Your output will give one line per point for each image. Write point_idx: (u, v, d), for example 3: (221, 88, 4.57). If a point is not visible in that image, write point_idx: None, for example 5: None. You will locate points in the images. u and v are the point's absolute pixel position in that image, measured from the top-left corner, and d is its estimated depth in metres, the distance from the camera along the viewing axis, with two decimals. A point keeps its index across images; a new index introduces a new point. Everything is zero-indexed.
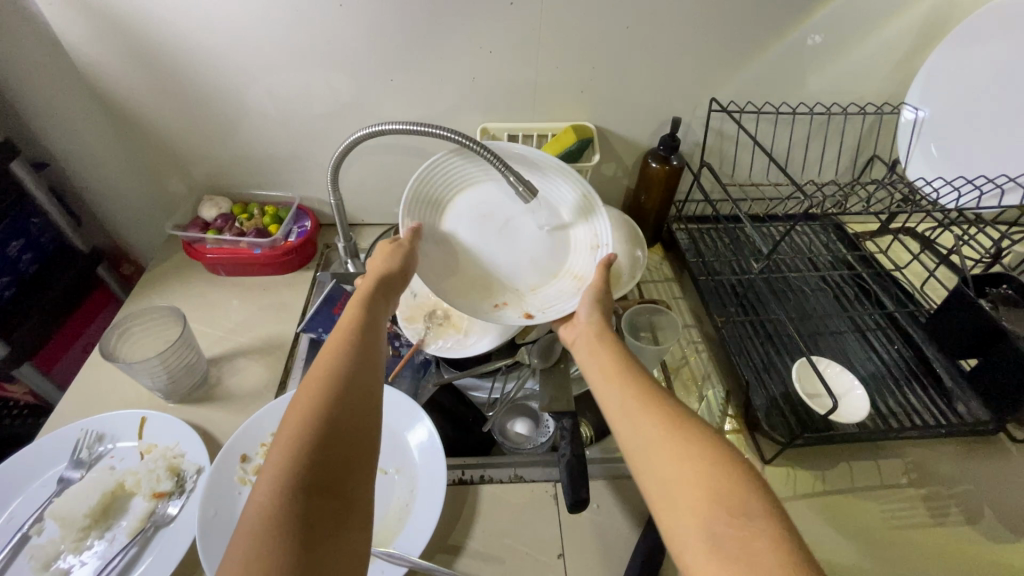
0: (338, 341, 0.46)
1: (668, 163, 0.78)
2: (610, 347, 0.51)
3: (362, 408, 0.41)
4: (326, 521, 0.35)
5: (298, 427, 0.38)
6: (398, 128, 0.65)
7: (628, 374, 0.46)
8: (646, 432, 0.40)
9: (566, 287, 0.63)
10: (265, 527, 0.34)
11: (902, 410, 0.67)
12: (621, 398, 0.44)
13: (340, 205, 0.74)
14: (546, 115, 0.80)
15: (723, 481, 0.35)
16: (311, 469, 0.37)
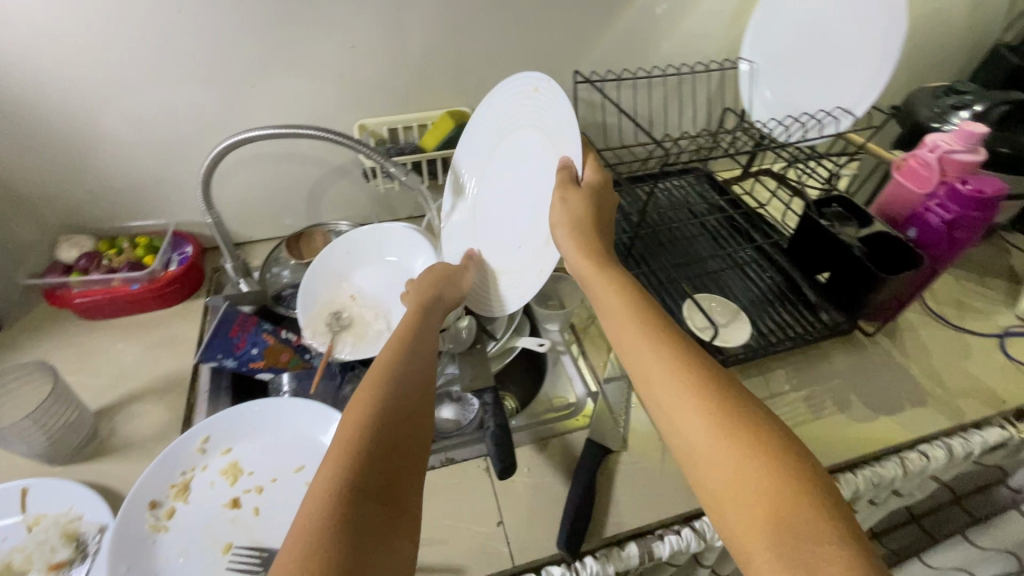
0: (379, 373, 0.49)
1: None
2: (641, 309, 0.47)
3: (408, 427, 0.45)
4: (379, 523, 0.38)
5: (350, 443, 0.41)
6: (264, 134, 0.63)
7: (670, 345, 0.43)
8: (694, 422, 0.39)
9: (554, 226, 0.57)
10: (315, 530, 0.36)
11: (778, 327, 0.75)
12: (667, 377, 0.41)
13: (219, 224, 0.70)
14: (422, 105, 0.80)
15: (776, 469, 0.35)
16: (364, 473, 0.40)
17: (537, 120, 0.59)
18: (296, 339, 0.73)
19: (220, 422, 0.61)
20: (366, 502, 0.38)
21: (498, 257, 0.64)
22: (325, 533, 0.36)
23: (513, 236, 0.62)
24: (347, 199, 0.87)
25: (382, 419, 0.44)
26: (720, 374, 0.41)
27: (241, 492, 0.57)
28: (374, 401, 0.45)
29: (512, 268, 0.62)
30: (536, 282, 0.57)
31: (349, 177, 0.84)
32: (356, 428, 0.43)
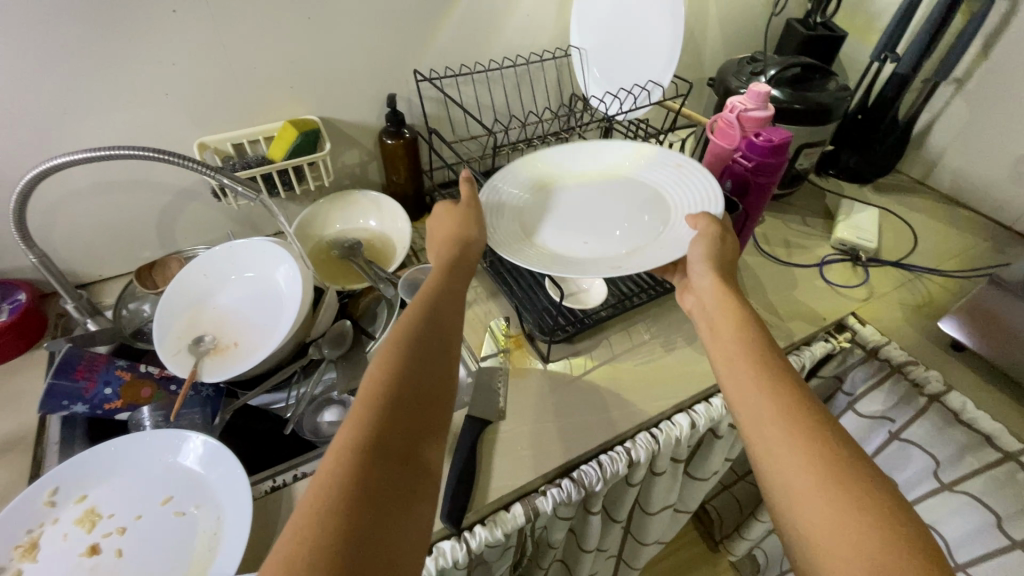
0: (398, 334, 0.50)
1: (400, 137, 0.84)
2: (743, 352, 0.50)
3: (433, 396, 0.47)
4: (403, 483, 0.41)
5: (380, 408, 0.43)
6: (76, 159, 0.59)
7: (769, 383, 0.47)
8: (791, 450, 0.42)
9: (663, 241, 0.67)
10: (343, 485, 0.38)
11: (635, 285, 0.82)
12: (771, 419, 0.44)
13: (45, 262, 0.66)
14: (265, 117, 0.79)
15: (867, 510, 0.38)
16: (388, 433, 0.42)
17: (665, 183, 0.76)
18: (158, 371, 0.68)
19: (69, 470, 0.57)
20: (387, 469, 0.41)
21: (561, 244, 0.70)
22: (351, 486, 0.38)
23: (570, 241, 0.71)
24: (202, 222, 0.83)
25: (408, 389, 0.46)
26: (828, 418, 0.44)
27: (101, 537, 0.54)
28: (401, 370, 0.46)
29: (575, 258, 0.68)
30: (610, 271, 0.64)
31: (201, 198, 0.81)
32: (383, 390, 0.45)
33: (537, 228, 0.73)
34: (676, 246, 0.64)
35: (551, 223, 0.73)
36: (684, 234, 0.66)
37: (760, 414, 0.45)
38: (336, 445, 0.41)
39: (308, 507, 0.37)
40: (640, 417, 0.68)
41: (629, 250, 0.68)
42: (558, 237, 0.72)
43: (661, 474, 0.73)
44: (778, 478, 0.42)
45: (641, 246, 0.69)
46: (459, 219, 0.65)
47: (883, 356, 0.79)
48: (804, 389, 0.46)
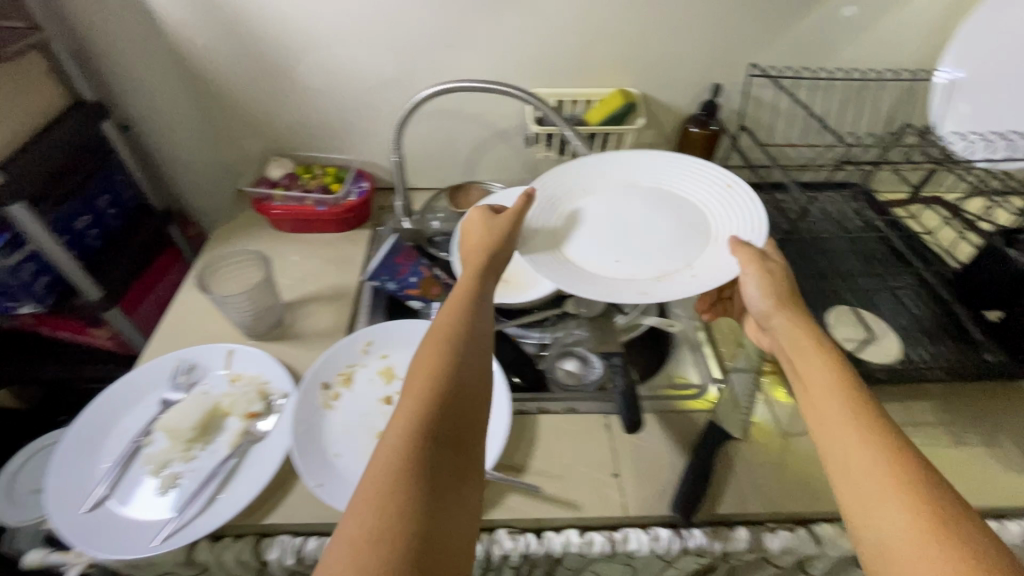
0: (437, 329, 0.46)
1: (707, 128, 0.83)
2: (834, 378, 0.42)
3: (475, 389, 0.43)
4: (448, 471, 0.37)
5: (435, 400, 0.40)
6: (468, 87, 0.70)
7: (886, 448, 0.37)
8: (933, 546, 0.32)
9: (696, 274, 0.59)
10: (391, 474, 0.35)
11: (933, 357, 0.70)
12: (872, 454, 0.37)
13: (400, 164, 0.78)
14: (593, 81, 0.83)
15: None
16: (437, 425, 0.39)
17: (707, 205, 0.65)
18: (445, 276, 0.79)
19: (382, 331, 0.70)
20: (438, 452, 0.37)
21: (586, 256, 0.62)
22: (410, 476, 0.35)
23: (596, 252, 0.62)
24: (501, 162, 0.93)
25: (450, 377, 0.42)
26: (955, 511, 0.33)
27: (394, 392, 0.65)
28: (454, 364, 0.42)
29: (602, 277, 0.60)
30: (635, 298, 0.57)
31: (509, 142, 0.90)
32: (442, 382, 0.41)
33: (574, 234, 0.64)
34: (707, 281, 0.57)
35: (542, 218, 0.65)
36: (725, 271, 0.57)
37: (845, 435, 0.39)
38: (385, 439, 0.38)
39: (370, 502, 0.34)
40: None
41: (666, 274, 0.60)
42: (546, 237, 0.64)
43: None
44: (863, 516, 0.36)
45: (679, 272, 0.60)
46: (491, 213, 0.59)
47: None
48: (892, 422, 0.39)
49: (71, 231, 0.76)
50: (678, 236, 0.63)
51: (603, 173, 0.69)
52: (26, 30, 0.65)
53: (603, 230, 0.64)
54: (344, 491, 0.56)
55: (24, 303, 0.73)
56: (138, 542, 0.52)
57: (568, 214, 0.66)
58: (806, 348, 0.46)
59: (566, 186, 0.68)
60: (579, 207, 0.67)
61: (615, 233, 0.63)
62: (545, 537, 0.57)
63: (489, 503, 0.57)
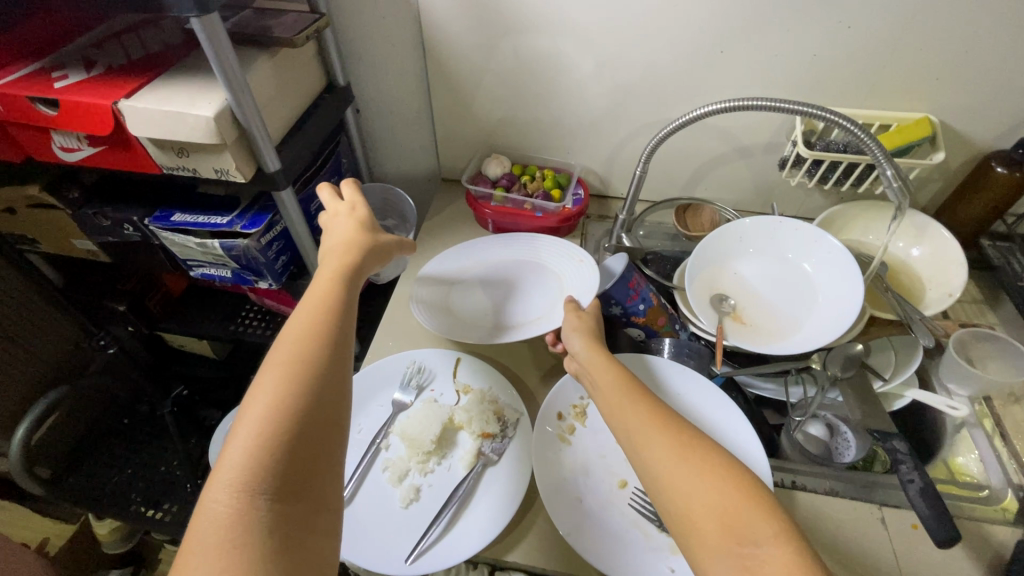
0: (292, 351, 0.41)
1: (1021, 169, 0.67)
2: (674, 451, 0.40)
3: (326, 424, 0.39)
4: (293, 522, 0.34)
5: (266, 441, 0.36)
6: (762, 104, 0.61)
7: (694, 455, 0.40)
8: (713, 522, 0.36)
9: (536, 320, 0.69)
10: (233, 533, 0.33)
11: None
12: (763, 533, 0.35)
13: (641, 178, 0.71)
14: (879, 102, 0.70)
15: None
16: (274, 471, 0.35)
17: (561, 272, 0.74)
18: (669, 306, 0.73)
19: None
20: (275, 501, 0.34)
21: (467, 307, 0.72)
22: (249, 533, 0.33)
23: (498, 310, 0.72)
24: (733, 180, 0.83)
25: (298, 415, 0.38)
26: (771, 508, 0.36)
27: None
28: (285, 396, 0.38)
29: (469, 323, 0.70)
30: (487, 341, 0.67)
31: (749, 160, 0.80)
32: (271, 419, 0.37)
33: (482, 294, 0.73)
34: (543, 328, 0.66)
35: (479, 267, 0.77)
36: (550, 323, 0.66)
37: (702, 513, 0.37)
38: (215, 485, 0.35)
39: (204, 559, 0.32)
40: None
41: (515, 323, 0.69)
42: (471, 277, 0.76)
43: None
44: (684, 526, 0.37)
45: (527, 321, 0.69)
46: (369, 232, 0.55)
47: None
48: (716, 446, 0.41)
49: (307, 212, 0.76)
50: (492, 289, 0.74)
51: (520, 243, 0.79)
52: (310, 14, 0.65)
53: (510, 294, 0.73)
54: (590, 542, 0.50)
55: (264, 277, 0.75)
56: (387, 557, 0.51)
57: (483, 276, 0.76)
58: (632, 416, 0.44)
59: (503, 242, 0.79)
60: (469, 266, 0.77)
61: (520, 297, 0.73)
62: None
63: None
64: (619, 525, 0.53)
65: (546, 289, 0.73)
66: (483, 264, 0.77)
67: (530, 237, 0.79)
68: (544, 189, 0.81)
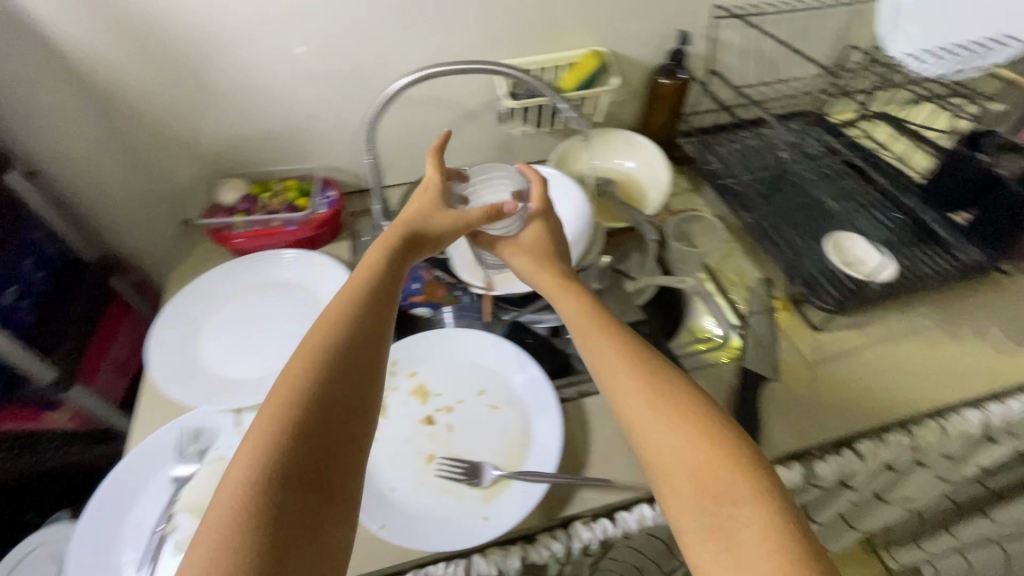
0: (307, 350, 0.41)
1: (677, 77, 0.82)
2: (648, 402, 0.43)
3: (350, 413, 0.39)
4: (304, 512, 0.35)
5: (269, 441, 0.36)
6: (446, 70, 0.64)
7: (663, 399, 0.43)
8: (681, 449, 0.40)
9: None
10: (232, 521, 0.33)
11: (915, 265, 0.75)
12: (741, 494, 0.37)
13: (374, 163, 0.72)
14: (558, 45, 0.79)
15: (807, 573, 0.33)
16: (281, 462, 0.35)
17: (313, 285, 0.74)
18: (446, 276, 0.75)
19: (405, 349, 0.66)
20: (289, 490, 0.35)
21: (239, 366, 0.65)
22: (254, 520, 0.33)
23: (275, 351, 0.67)
24: (473, 143, 0.88)
25: (316, 410, 0.38)
26: (749, 453, 0.39)
27: (433, 411, 0.61)
28: (308, 381, 0.39)
29: (255, 378, 0.64)
30: None
31: (479, 121, 0.85)
32: (297, 415, 0.37)
33: (245, 345, 0.67)
34: None
35: (224, 322, 0.70)
36: None
37: (682, 473, 0.39)
38: (229, 470, 0.35)
39: (202, 540, 0.33)
40: (920, 404, 0.64)
41: None
42: (224, 334, 0.68)
43: (922, 466, 0.70)
44: (659, 468, 0.40)
45: None
46: (440, 207, 0.56)
47: None
48: (701, 392, 0.44)
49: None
50: (253, 334, 0.69)
51: (256, 277, 0.74)
52: None
53: (275, 329, 0.69)
54: (408, 527, 0.52)
55: None
56: None
57: (230, 328, 0.69)
58: (613, 366, 0.46)
59: (238, 283, 0.73)
60: (210, 326, 0.69)
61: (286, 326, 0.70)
62: (620, 519, 0.56)
63: (561, 501, 0.56)
64: (434, 498, 0.55)
65: (311, 307, 0.72)
66: (225, 317, 0.70)
67: (274, 265, 0.75)
68: (290, 201, 0.78)
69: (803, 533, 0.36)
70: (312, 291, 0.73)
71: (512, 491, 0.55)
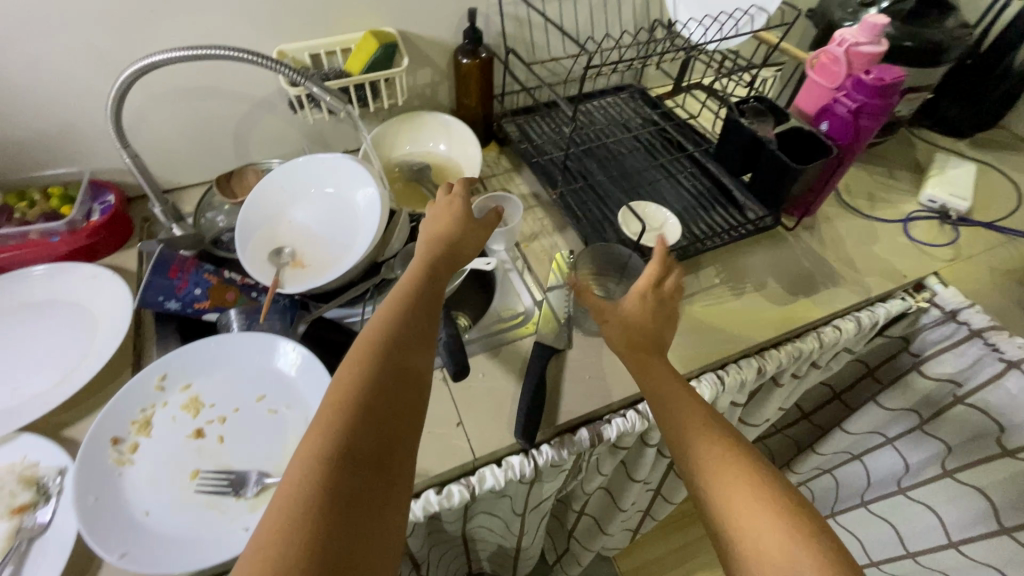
0: (369, 346, 0.44)
1: (478, 57, 0.82)
2: (685, 399, 0.49)
3: (412, 406, 0.43)
4: (362, 494, 0.36)
5: (333, 433, 0.38)
6: (181, 58, 0.60)
7: (698, 401, 0.49)
8: (713, 438, 0.46)
9: (90, 359, 0.62)
10: (291, 508, 0.34)
11: (707, 229, 0.79)
12: (759, 509, 0.41)
13: (139, 162, 0.66)
14: (343, 27, 0.75)
15: (787, 514, 0.40)
16: (363, 445, 0.38)
17: (82, 301, 0.67)
18: (240, 278, 0.71)
19: (178, 359, 0.61)
20: (357, 470, 0.37)
21: None
22: (311, 505, 0.34)
23: (28, 379, 0.61)
24: (276, 134, 0.83)
25: (362, 401, 0.40)
26: (736, 435, 0.46)
27: (205, 423, 0.58)
28: (356, 376, 0.42)
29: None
30: (39, 410, 0.57)
31: (275, 111, 0.80)
32: (343, 413, 0.39)
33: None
34: (103, 359, 0.61)
35: None
36: (108, 352, 0.62)
37: (744, 516, 0.41)
38: (296, 464, 0.36)
39: (269, 533, 0.33)
40: (702, 359, 0.68)
41: (62, 375, 0.61)
42: None
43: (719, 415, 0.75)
44: (703, 457, 0.45)
45: (76, 367, 0.62)
46: (465, 217, 0.61)
47: (962, 319, 0.76)
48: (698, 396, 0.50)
49: None
50: (3, 363, 0.62)
51: (10, 300, 0.66)
52: None
53: (31, 355, 0.63)
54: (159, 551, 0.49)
55: None
56: None
57: None
58: (661, 374, 0.52)
59: None
60: None
61: (45, 350, 0.63)
62: (406, 508, 0.57)
63: None
64: (195, 514, 0.52)
65: (78, 325, 0.65)
66: None
67: (29, 287, 0.67)
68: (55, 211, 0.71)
69: (795, 496, 0.42)
70: (81, 308, 0.67)
71: None
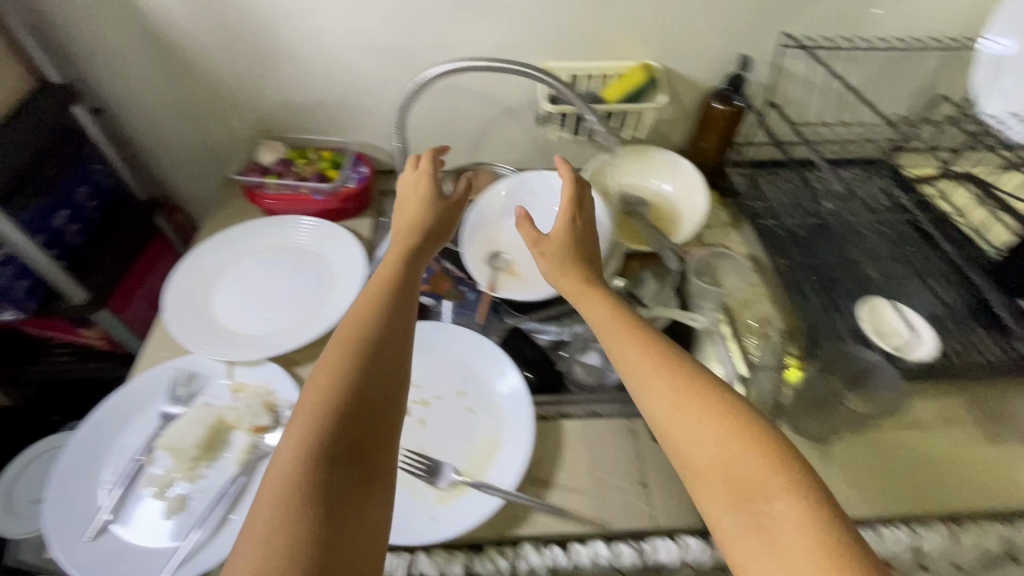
0: (350, 337, 0.45)
1: (733, 104, 0.77)
2: (682, 389, 0.42)
3: (387, 396, 0.43)
4: (344, 490, 0.37)
5: (308, 439, 0.38)
6: (478, 65, 0.63)
7: (688, 382, 0.42)
8: (715, 432, 0.39)
9: (326, 311, 0.69)
10: (285, 503, 0.36)
11: (963, 351, 0.67)
12: (772, 487, 0.36)
13: (401, 149, 0.72)
14: (611, 54, 0.76)
15: (831, 550, 0.33)
16: (340, 441, 0.39)
17: (325, 255, 0.76)
18: (457, 271, 0.76)
19: None
20: (338, 469, 0.38)
21: (241, 321, 0.69)
22: (299, 493, 0.36)
23: (278, 313, 0.70)
24: (511, 140, 0.87)
25: (352, 397, 0.41)
26: (767, 427, 0.39)
27: (410, 401, 0.62)
28: (336, 367, 0.42)
29: (252, 336, 0.67)
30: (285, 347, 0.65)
31: (519, 120, 0.84)
32: (328, 409, 0.40)
33: (252, 301, 0.71)
34: (337, 315, 0.69)
35: (238, 277, 0.73)
36: (341, 310, 0.69)
37: (711, 469, 0.38)
38: (272, 464, 0.38)
39: (263, 522, 0.35)
40: (934, 505, 0.58)
41: (304, 319, 0.69)
42: (235, 288, 0.72)
43: None
44: (693, 468, 0.39)
45: (314, 314, 0.70)
46: (432, 205, 0.59)
47: None
48: (705, 372, 0.43)
49: (48, 228, 0.69)
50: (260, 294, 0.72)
51: (276, 239, 0.77)
52: None
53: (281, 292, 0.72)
54: None
55: (7, 309, 0.67)
56: None
57: (241, 284, 0.73)
58: (639, 360, 0.44)
59: (257, 242, 0.77)
60: (224, 279, 0.73)
61: (293, 291, 0.72)
62: (572, 552, 0.53)
63: (513, 520, 0.55)
64: None
65: (319, 276, 0.74)
66: (240, 273, 0.74)
67: (291, 231, 0.78)
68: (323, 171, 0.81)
69: (850, 533, 0.34)
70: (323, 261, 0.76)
71: (466, 498, 0.54)
